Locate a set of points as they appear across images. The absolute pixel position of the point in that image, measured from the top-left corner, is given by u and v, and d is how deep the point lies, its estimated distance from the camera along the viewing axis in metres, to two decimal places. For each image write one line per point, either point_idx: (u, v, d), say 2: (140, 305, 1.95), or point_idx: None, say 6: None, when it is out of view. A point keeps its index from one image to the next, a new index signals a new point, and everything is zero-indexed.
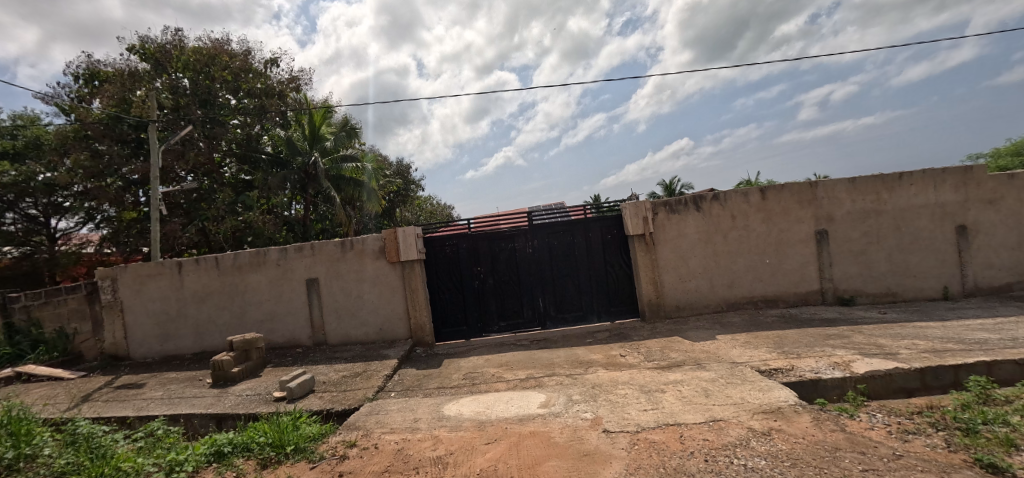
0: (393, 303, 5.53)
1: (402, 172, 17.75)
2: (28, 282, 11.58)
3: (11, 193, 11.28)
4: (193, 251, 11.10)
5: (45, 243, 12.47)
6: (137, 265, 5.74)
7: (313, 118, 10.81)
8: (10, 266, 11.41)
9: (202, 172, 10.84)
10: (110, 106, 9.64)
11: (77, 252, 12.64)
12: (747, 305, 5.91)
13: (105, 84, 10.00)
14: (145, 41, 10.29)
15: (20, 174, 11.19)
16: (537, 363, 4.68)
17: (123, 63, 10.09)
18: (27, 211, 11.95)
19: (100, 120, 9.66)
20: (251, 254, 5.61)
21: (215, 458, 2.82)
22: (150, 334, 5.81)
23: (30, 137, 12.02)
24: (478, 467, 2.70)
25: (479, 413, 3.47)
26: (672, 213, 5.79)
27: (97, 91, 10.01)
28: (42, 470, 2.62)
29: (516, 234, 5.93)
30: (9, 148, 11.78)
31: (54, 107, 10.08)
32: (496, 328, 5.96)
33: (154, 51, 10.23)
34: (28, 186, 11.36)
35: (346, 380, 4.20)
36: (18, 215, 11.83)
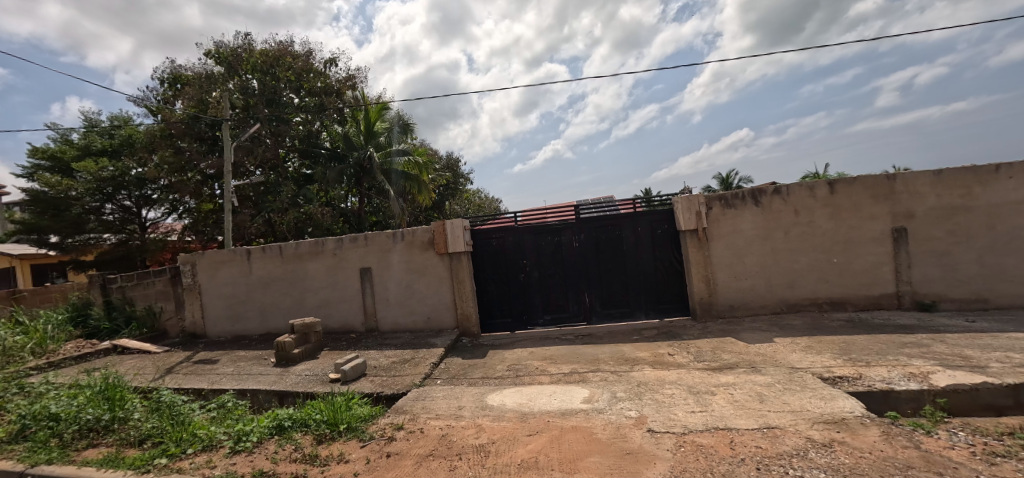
0: (441, 293, 5.69)
1: (451, 166, 18.12)
2: (124, 265, 13.63)
3: (110, 186, 12.70)
4: (260, 240, 12.02)
5: (137, 231, 13.91)
6: (213, 252, 6.30)
7: (369, 114, 11.34)
8: (110, 252, 13.38)
9: (269, 167, 11.68)
10: (190, 107, 10.58)
11: (164, 240, 13.88)
12: (809, 307, 5.51)
13: (186, 86, 10.97)
14: (220, 46, 11.18)
15: (117, 170, 12.60)
16: (581, 359, 4.63)
17: (201, 67, 11.02)
18: (123, 202, 13.43)
19: (182, 120, 10.64)
20: (311, 243, 5.98)
21: (276, 431, 3.04)
22: (223, 315, 6.37)
23: (125, 136, 13.53)
24: (520, 457, 2.75)
25: (522, 405, 3.50)
26: (727, 208, 5.51)
27: (181, 93, 11.02)
28: (133, 432, 2.97)
29: (561, 228, 5.89)
30: (108, 146, 13.39)
31: (145, 108, 11.23)
32: (540, 321, 5.96)
33: (227, 54, 11.08)
34: (123, 181, 12.77)
35: (395, 366, 4.39)
36: (116, 206, 13.33)
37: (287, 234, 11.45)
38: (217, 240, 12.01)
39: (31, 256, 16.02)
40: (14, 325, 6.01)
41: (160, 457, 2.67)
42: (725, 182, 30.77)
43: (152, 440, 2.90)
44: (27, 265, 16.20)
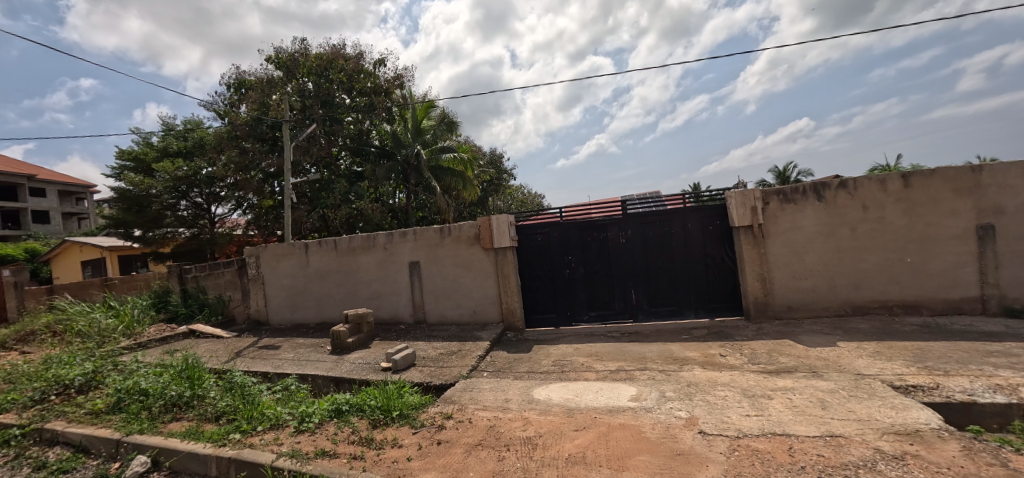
0: (486, 288, 5.77)
1: (495, 162, 18.30)
2: (196, 256, 14.88)
3: (184, 185, 13.89)
4: (316, 234, 12.73)
5: (208, 225, 15.12)
6: (275, 245, 6.72)
7: (416, 113, 11.61)
8: (184, 244, 14.63)
9: (324, 165, 12.30)
10: (253, 110, 11.32)
11: (230, 234, 14.98)
12: (878, 310, 5.11)
13: (249, 90, 11.73)
14: (279, 51, 11.84)
15: (190, 170, 13.75)
16: (628, 356, 4.55)
17: (263, 72, 11.74)
18: (195, 199, 14.64)
19: (246, 123, 11.40)
20: (363, 238, 6.25)
21: (336, 414, 3.21)
22: (284, 304, 6.79)
23: (196, 139, 14.72)
24: (568, 452, 2.76)
25: (569, 400, 3.50)
26: (786, 203, 5.21)
27: (245, 98, 11.79)
28: (210, 409, 3.24)
29: (607, 223, 5.82)
30: (183, 148, 14.63)
31: (214, 112, 12.14)
32: (585, 318, 5.92)
33: (285, 59, 11.73)
34: (195, 179, 13.93)
35: (443, 357, 4.50)
36: (189, 203, 14.56)
37: (340, 229, 12.05)
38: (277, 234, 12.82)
39: (119, 248, 17.77)
40: (108, 309, 6.70)
41: (234, 432, 2.90)
42: (781, 176, 29.15)
43: (227, 417, 3.15)
44: (116, 256, 17.94)
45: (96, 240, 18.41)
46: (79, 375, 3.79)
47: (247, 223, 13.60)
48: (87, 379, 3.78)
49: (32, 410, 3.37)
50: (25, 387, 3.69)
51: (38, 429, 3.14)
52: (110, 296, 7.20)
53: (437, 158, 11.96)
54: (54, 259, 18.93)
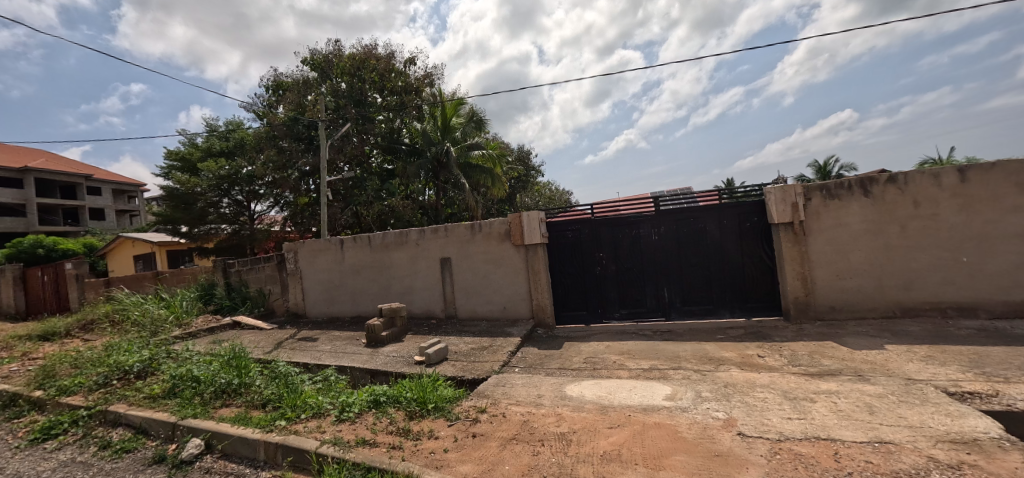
0: (517, 284, 5.79)
1: (523, 158, 18.33)
2: (236, 252, 15.57)
3: (227, 183, 14.70)
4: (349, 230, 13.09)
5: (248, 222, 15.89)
6: (312, 241, 6.96)
7: (445, 111, 11.75)
8: (226, 240, 15.34)
9: (356, 164, 12.63)
10: (290, 110, 11.72)
11: (268, 230, 15.61)
12: (929, 313, 4.84)
13: (286, 91, 12.16)
14: (314, 53, 12.21)
15: (232, 168, 14.56)
16: (661, 355, 4.48)
17: (299, 74, 12.14)
18: (236, 197, 15.39)
19: (284, 122, 11.80)
20: (396, 234, 6.39)
21: (374, 405, 3.29)
22: (320, 298, 7.02)
23: (237, 139, 15.48)
24: (602, 449, 2.75)
25: (602, 397, 3.48)
26: (830, 199, 5.01)
27: (282, 98, 12.22)
28: (257, 396, 3.39)
29: (639, 220, 5.75)
30: (225, 148, 15.44)
31: (253, 113, 12.64)
32: (616, 315, 5.85)
33: (320, 61, 12.09)
34: (236, 177, 14.71)
35: (474, 352, 4.55)
36: (232, 201, 15.33)
37: (372, 225, 12.35)
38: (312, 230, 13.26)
39: (168, 244, 18.78)
40: (159, 300, 7.11)
41: (280, 419, 3.03)
42: (821, 172, 27.97)
43: (272, 404, 3.29)
44: (164, 251, 18.94)
45: (146, 236, 19.54)
46: (137, 362, 4.06)
47: (284, 220, 14.15)
48: (144, 365, 4.04)
49: (97, 393, 3.66)
50: (91, 372, 4.01)
51: (103, 411, 3.40)
52: (162, 288, 7.63)
53: (466, 155, 12.01)
54: (111, 253, 20.17)
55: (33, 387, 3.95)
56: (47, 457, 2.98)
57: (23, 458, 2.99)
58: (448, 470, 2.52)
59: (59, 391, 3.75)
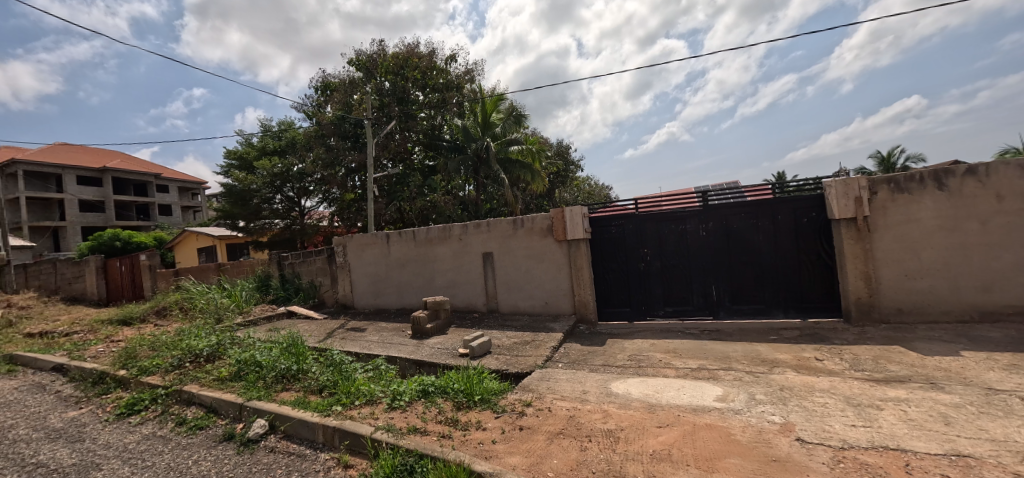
0: (559, 280, 5.76)
1: (562, 153, 18.33)
2: (287, 245, 16.43)
3: (279, 180, 15.56)
4: (392, 225, 13.52)
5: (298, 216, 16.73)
6: (360, 236, 7.25)
7: (486, 107, 11.91)
8: (279, 234, 16.24)
9: (400, 160, 13.01)
10: (338, 109, 12.19)
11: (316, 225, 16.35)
12: (1014, 318, 4.40)
13: (334, 91, 12.65)
14: (359, 54, 12.61)
15: (284, 167, 15.41)
16: (709, 355, 4.34)
17: (345, 74, 12.62)
18: (288, 194, 16.27)
19: (332, 121, 12.31)
20: (439, 229, 6.53)
21: (423, 394, 3.38)
22: (367, 290, 7.30)
23: (289, 138, 16.33)
24: (652, 448, 2.70)
25: (649, 396, 3.41)
26: (898, 193, 4.67)
27: (330, 99, 12.75)
28: (314, 382, 3.58)
29: (685, 215, 5.60)
30: (279, 146, 16.41)
31: (303, 113, 13.28)
32: (661, 313, 5.72)
33: (365, 60, 12.47)
34: (288, 174, 15.58)
35: (517, 347, 4.59)
36: (284, 197, 16.22)
37: (414, 220, 12.70)
38: (357, 225, 13.80)
39: (227, 238, 20.08)
40: (222, 290, 7.63)
41: (336, 405, 3.19)
42: (883, 165, 26.07)
43: (328, 390, 3.46)
44: (223, 245, 20.28)
45: (209, 230, 20.99)
46: (206, 346, 4.38)
47: (331, 215, 14.83)
48: (212, 349, 4.36)
49: (173, 374, 4.00)
50: (166, 354, 4.38)
51: (178, 390, 3.71)
52: (224, 279, 8.19)
53: (505, 151, 12.17)
54: (178, 247, 21.79)
55: (118, 366, 4.36)
56: (132, 430, 3.30)
57: (112, 431, 3.33)
58: (497, 461, 2.56)
59: (140, 372, 4.13)
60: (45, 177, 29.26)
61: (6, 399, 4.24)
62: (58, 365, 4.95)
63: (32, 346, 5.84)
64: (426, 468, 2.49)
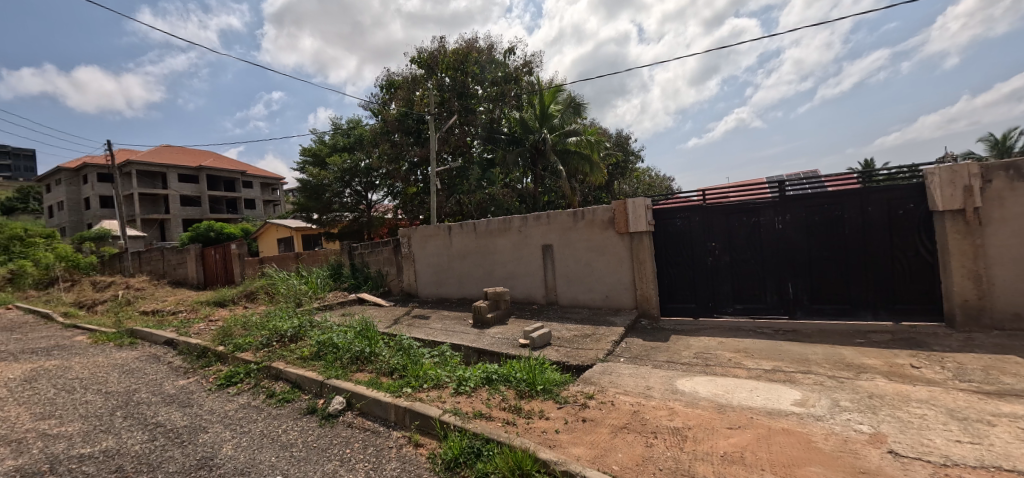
0: (620, 273, 5.66)
1: (621, 144, 18.04)
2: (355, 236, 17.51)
3: (349, 175, 16.75)
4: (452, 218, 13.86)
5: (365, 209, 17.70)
6: (423, 227, 7.57)
7: (544, 99, 12.08)
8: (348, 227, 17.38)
9: (460, 154, 13.34)
10: (402, 106, 12.72)
11: (382, 218, 17.25)
12: None
13: (397, 89, 13.19)
14: (421, 52, 13.02)
15: (353, 162, 16.81)
16: (785, 357, 4.06)
17: (408, 72, 13.13)
18: (356, 189, 17.30)
19: (396, 118, 12.81)
20: (500, 221, 6.66)
21: (487, 382, 3.49)
22: (430, 280, 7.61)
23: (357, 136, 17.72)
24: (723, 449, 2.59)
25: (718, 396, 3.27)
26: (1020, 180, 4.04)
27: (394, 97, 13.33)
28: (385, 364, 3.81)
29: (759, 207, 5.29)
30: (347, 143, 17.94)
31: (369, 111, 14.06)
32: (729, 310, 5.45)
33: (426, 58, 12.75)
34: (356, 170, 16.88)
35: (578, 339, 4.58)
36: (352, 192, 17.22)
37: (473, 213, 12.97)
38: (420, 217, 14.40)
39: (304, 229, 21.59)
40: (300, 276, 8.31)
41: (406, 387, 3.38)
42: (999, 150, 22.78)
43: (398, 372, 3.67)
44: (299, 236, 21.97)
45: (287, 223, 22.96)
46: (290, 328, 4.81)
47: (395, 208, 15.68)
48: (295, 330, 4.78)
49: (262, 352, 4.44)
50: (257, 334, 4.86)
51: (267, 367, 4.11)
52: (302, 267, 8.92)
53: (563, 142, 12.37)
54: (260, 237, 24.02)
55: (217, 343, 4.92)
56: (232, 399, 3.72)
57: (216, 398, 3.77)
58: (561, 450, 2.59)
59: (235, 348, 4.64)
60: (152, 176, 33.42)
61: (131, 366, 4.95)
62: (168, 340, 5.68)
63: (148, 322, 6.74)
64: (492, 452, 2.57)
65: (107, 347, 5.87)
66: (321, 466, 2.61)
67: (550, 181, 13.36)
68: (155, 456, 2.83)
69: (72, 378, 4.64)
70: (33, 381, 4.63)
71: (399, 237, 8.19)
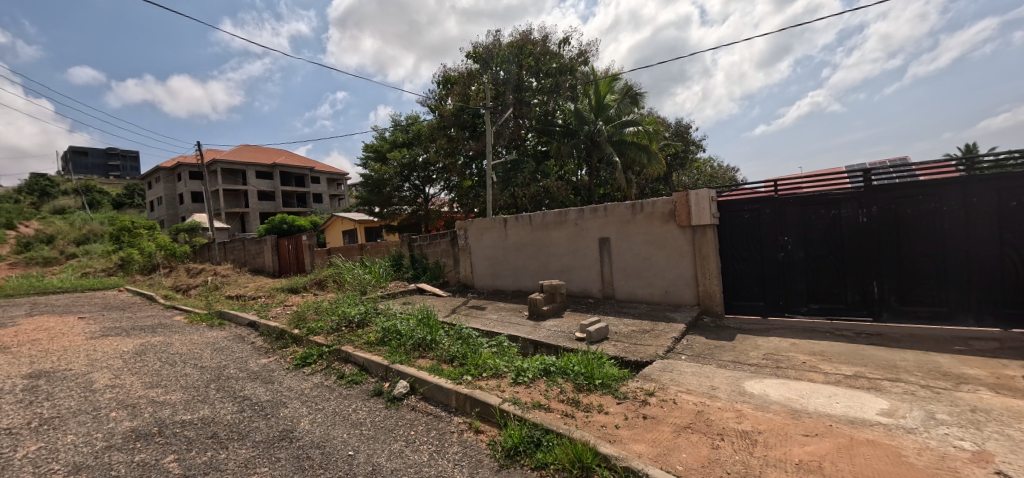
0: (681, 268, 5.45)
1: (681, 133, 17.32)
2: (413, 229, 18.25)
3: (408, 170, 17.52)
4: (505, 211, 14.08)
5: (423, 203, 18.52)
6: (479, 220, 7.73)
7: (599, 89, 11.99)
8: (407, 220, 18.18)
9: (514, 147, 13.47)
10: (459, 101, 13.04)
11: (438, 211, 17.84)
12: None
13: (453, 85, 13.50)
14: (476, 46, 13.21)
15: (411, 157, 17.52)
16: (869, 362, 3.73)
17: (464, 67, 13.38)
18: (415, 183, 18.18)
19: (452, 113, 13.13)
20: (556, 214, 6.65)
21: (545, 373, 3.52)
22: (486, 272, 7.78)
23: (415, 132, 18.43)
24: (797, 457, 2.43)
25: (791, 400, 3.07)
26: None
27: (450, 92, 13.64)
28: (446, 352, 3.97)
29: (839, 198, 4.88)
30: (405, 139, 18.71)
31: (426, 107, 14.54)
32: (803, 310, 5.09)
33: (482, 52, 12.96)
34: (414, 164, 17.59)
35: (636, 335, 4.49)
36: (411, 186, 18.11)
37: (527, 206, 13.07)
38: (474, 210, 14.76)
39: (367, 222, 23.01)
40: (364, 266, 8.83)
41: (467, 374, 3.51)
42: None
43: (458, 360, 3.81)
44: (362, 229, 23.35)
45: (351, 216, 24.41)
46: (357, 314, 5.15)
47: (450, 202, 16.17)
48: (362, 316, 5.11)
49: (333, 336, 4.79)
50: (328, 319, 5.25)
51: (337, 350, 4.42)
52: (366, 258, 9.48)
53: (620, 133, 12.10)
54: (327, 230, 25.78)
55: (293, 326, 5.37)
56: (307, 378, 4.05)
57: (294, 376, 4.13)
58: (621, 446, 2.56)
59: (309, 331, 5.03)
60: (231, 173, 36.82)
61: (221, 345, 5.54)
62: (251, 322, 6.28)
63: (233, 306, 7.49)
64: (552, 442, 2.60)
65: (201, 327, 6.60)
66: (388, 445, 2.78)
67: (606, 173, 13.11)
68: (243, 425, 3.15)
69: (174, 353, 5.28)
70: (143, 354, 5.32)
71: (456, 229, 8.44)
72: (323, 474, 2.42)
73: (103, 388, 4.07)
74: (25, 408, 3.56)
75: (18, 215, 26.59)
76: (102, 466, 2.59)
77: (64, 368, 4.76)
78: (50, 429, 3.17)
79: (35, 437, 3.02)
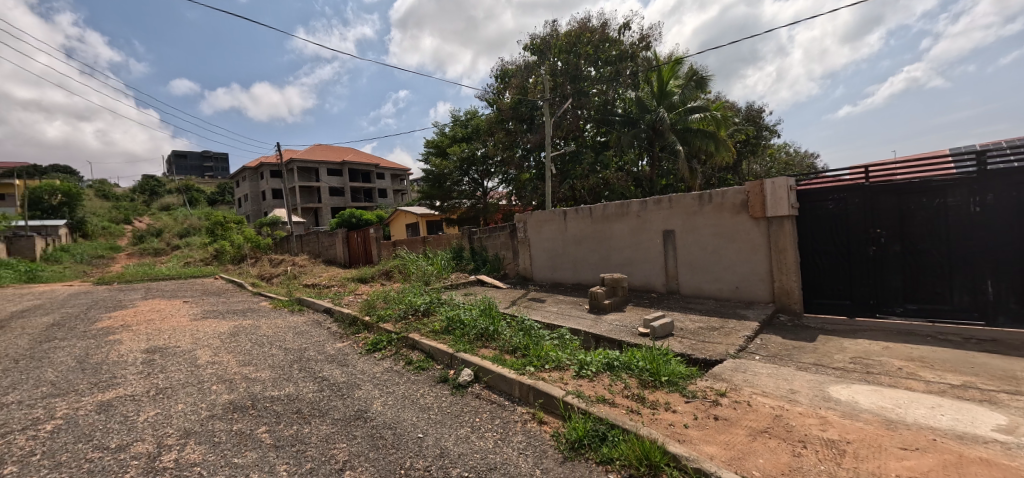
0: (754, 262, 5.13)
1: (753, 118, 16.13)
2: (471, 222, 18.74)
3: (466, 164, 17.97)
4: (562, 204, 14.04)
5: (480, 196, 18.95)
6: (539, 213, 7.78)
7: (662, 74, 11.47)
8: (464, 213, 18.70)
9: (572, 139, 13.35)
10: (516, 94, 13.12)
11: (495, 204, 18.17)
12: None
13: (510, 78, 13.61)
14: (533, 38, 13.18)
15: (468, 152, 17.95)
16: (983, 371, 3.29)
17: (521, 60, 13.42)
18: (473, 177, 18.65)
19: (510, 106, 13.26)
20: (617, 206, 6.52)
21: (608, 368, 3.49)
22: (544, 264, 7.83)
23: (472, 127, 18.82)
24: (894, 472, 2.22)
25: (886, 410, 2.80)
26: None
27: (508, 86, 13.76)
28: (508, 343, 4.07)
29: (946, 186, 4.31)
30: (462, 134, 19.17)
31: (484, 101, 14.80)
32: (897, 311, 4.60)
33: (539, 44, 12.91)
34: (471, 159, 17.91)
35: (703, 332, 4.31)
36: (470, 181, 18.60)
37: (585, 198, 12.93)
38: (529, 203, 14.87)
39: (427, 216, 23.97)
40: (428, 258, 9.24)
41: (530, 365, 3.58)
42: None
43: (520, 351, 3.89)
44: (423, 222, 24.39)
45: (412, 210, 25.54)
46: (423, 303, 5.42)
47: (507, 195, 16.39)
48: (427, 306, 5.38)
49: (401, 324, 5.08)
50: (396, 307, 5.57)
51: (405, 337, 4.69)
52: (429, 250, 9.91)
53: (685, 120, 11.58)
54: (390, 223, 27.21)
55: (365, 314, 5.76)
56: (379, 362, 4.34)
57: (367, 360, 4.44)
58: (691, 446, 2.49)
59: (379, 319, 5.38)
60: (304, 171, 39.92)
61: (301, 329, 6.09)
62: (327, 308, 6.83)
63: (310, 293, 8.19)
64: (618, 438, 2.59)
65: (284, 312, 7.30)
66: (455, 430, 2.92)
67: (668, 163, 12.57)
68: (323, 404, 3.45)
69: (263, 335, 5.89)
70: (237, 335, 5.98)
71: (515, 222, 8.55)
72: (396, 453, 2.61)
73: (206, 364, 4.65)
74: (145, 379, 4.17)
75: (133, 210, 30.83)
76: (207, 432, 2.97)
77: (176, 345, 5.49)
78: (165, 397, 3.69)
79: (153, 404, 3.53)
